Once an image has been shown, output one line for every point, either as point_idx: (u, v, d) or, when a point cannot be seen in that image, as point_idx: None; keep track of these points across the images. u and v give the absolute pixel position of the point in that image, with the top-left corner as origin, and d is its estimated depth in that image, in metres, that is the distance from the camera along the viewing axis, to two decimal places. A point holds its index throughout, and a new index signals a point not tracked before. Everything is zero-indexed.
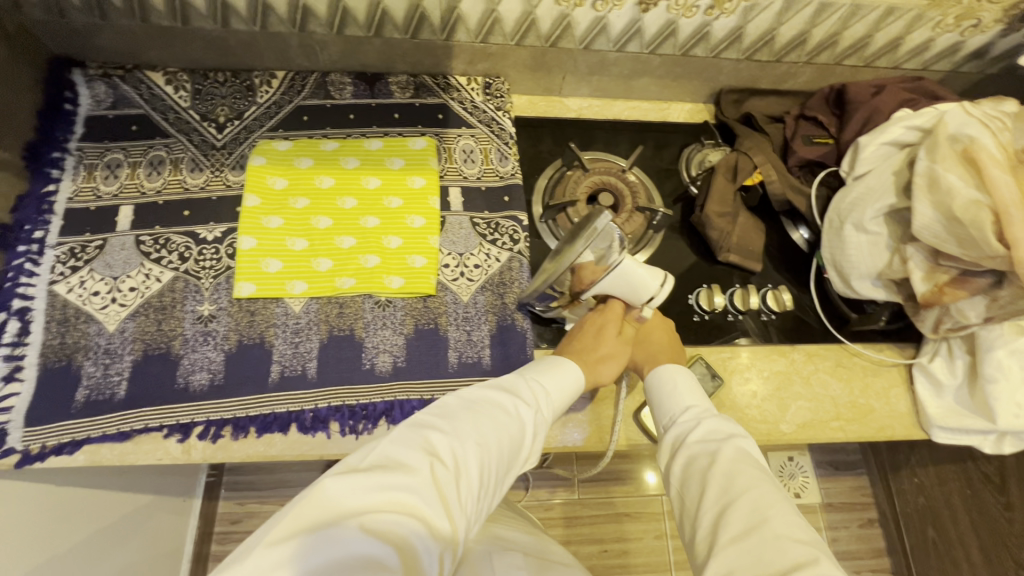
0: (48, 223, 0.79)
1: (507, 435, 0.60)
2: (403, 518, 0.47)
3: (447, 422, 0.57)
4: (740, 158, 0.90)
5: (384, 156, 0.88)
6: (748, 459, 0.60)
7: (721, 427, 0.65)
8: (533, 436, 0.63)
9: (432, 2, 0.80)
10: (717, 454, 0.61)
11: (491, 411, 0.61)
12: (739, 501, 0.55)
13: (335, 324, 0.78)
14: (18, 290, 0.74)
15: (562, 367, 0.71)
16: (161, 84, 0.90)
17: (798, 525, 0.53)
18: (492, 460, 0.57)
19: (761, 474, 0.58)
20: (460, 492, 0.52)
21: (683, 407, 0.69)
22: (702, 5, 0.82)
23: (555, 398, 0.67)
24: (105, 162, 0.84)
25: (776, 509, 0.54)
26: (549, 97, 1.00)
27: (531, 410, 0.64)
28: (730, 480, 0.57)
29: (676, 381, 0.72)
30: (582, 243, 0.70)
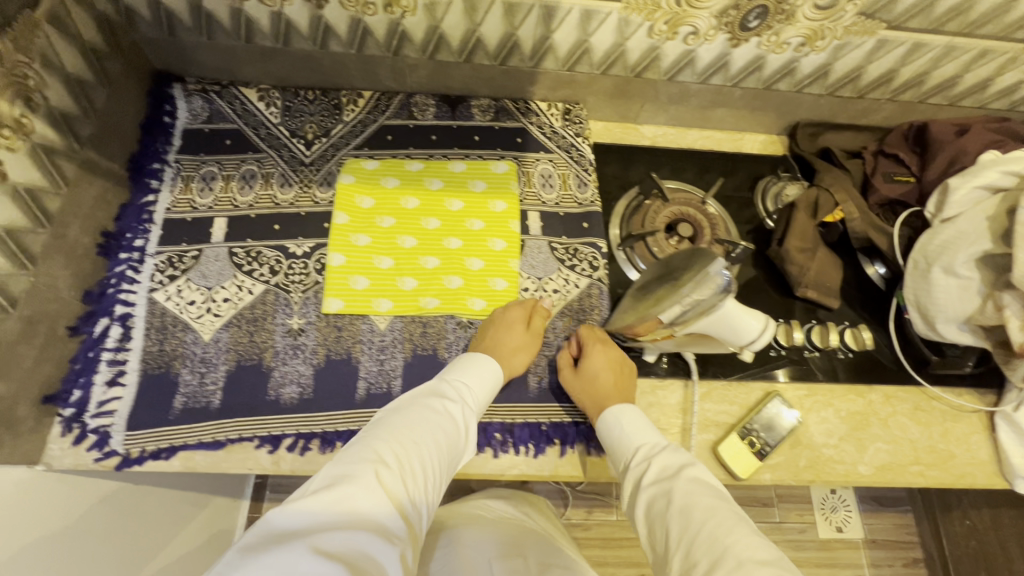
0: (148, 232, 0.82)
1: (442, 432, 0.63)
2: (355, 528, 0.48)
3: (381, 433, 0.59)
4: (821, 194, 0.89)
5: (466, 179, 0.89)
6: (703, 490, 0.60)
7: (673, 461, 0.65)
8: (466, 429, 0.67)
9: (527, 32, 0.81)
10: (670, 493, 0.61)
11: (422, 414, 0.64)
12: (699, 535, 0.55)
13: (419, 343, 0.79)
14: (120, 297, 0.78)
15: (478, 360, 0.74)
16: (254, 100, 0.93)
17: (756, 545, 0.52)
18: (432, 459, 0.60)
19: (718, 499, 0.59)
20: (403, 493, 0.55)
21: (632, 449, 0.68)
22: (795, 42, 0.82)
23: (479, 392, 0.71)
24: (200, 175, 0.87)
25: (737, 533, 0.54)
26: (624, 124, 1.02)
27: (459, 406, 0.68)
28: (689, 518, 0.57)
29: (621, 422, 0.70)
30: (688, 287, 0.60)
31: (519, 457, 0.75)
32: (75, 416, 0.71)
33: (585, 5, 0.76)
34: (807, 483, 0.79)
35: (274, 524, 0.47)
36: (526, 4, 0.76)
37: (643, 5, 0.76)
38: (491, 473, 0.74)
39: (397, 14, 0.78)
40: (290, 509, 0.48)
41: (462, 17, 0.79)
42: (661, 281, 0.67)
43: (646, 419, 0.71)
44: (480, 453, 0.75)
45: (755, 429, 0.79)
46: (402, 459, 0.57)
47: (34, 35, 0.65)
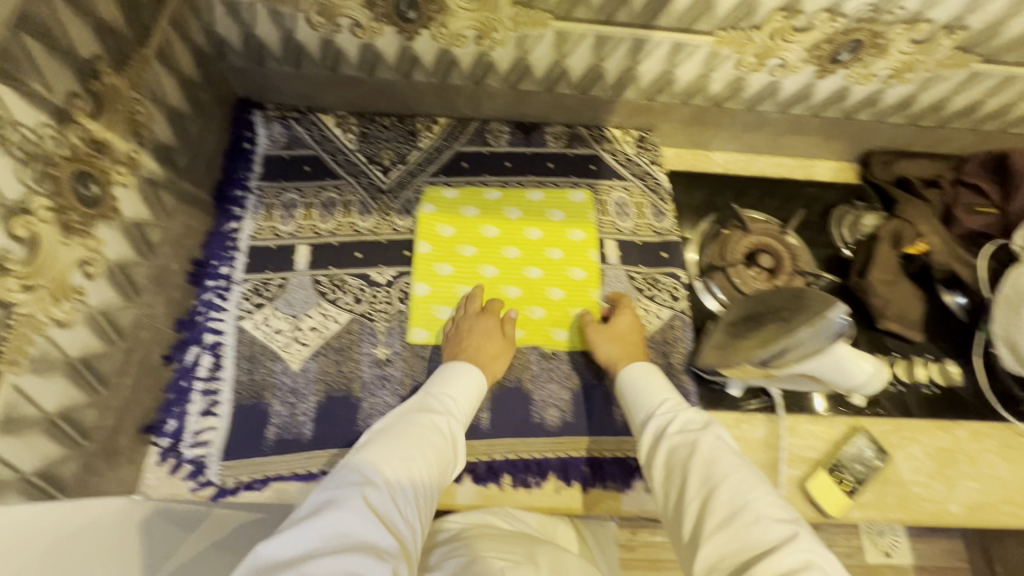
0: (233, 259, 0.83)
1: (429, 444, 0.61)
2: (345, 552, 0.46)
3: (365, 454, 0.57)
4: (902, 226, 0.88)
5: (544, 208, 0.89)
6: (727, 447, 0.60)
7: (697, 417, 0.65)
8: (455, 438, 0.66)
9: (614, 64, 0.81)
10: (697, 443, 0.60)
11: (411, 428, 0.62)
12: (724, 483, 0.56)
13: (505, 375, 0.80)
14: (210, 325, 0.78)
15: (461, 369, 0.72)
16: (331, 127, 0.93)
17: (777, 504, 0.54)
18: (422, 472, 0.58)
19: (740, 459, 0.59)
20: (395, 511, 0.53)
21: (658, 401, 0.69)
22: (883, 74, 0.81)
23: (463, 400, 0.70)
24: (282, 202, 0.88)
25: (760, 491, 0.55)
26: (695, 150, 1.01)
27: (445, 417, 0.66)
28: (712, 467, 0.57)
29: (644, 378, 0.72)
30: (802, 328, 0.61)
31: (608, 491, 0.75)
32: (172, 447, 0.72)
33: (677, 39, 0.76)
34: (896, 522, 0.78)
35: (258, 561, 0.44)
36: (618, 37, 0.76)
37: (736, 39, 0.76)
38: (580, 507, 0.74)
39: (487, 46, 0.79)
40: (274, 545, 0.46)
41: (551, 49, 0.79)
42: (768, 318, 0.67)
43: (666, 381, 0.72)
44: (569, 486, 0.75)
45: (842, 465, 0.79)
46: (389, 479, 0.55)
47: (145, 71, 0.66)
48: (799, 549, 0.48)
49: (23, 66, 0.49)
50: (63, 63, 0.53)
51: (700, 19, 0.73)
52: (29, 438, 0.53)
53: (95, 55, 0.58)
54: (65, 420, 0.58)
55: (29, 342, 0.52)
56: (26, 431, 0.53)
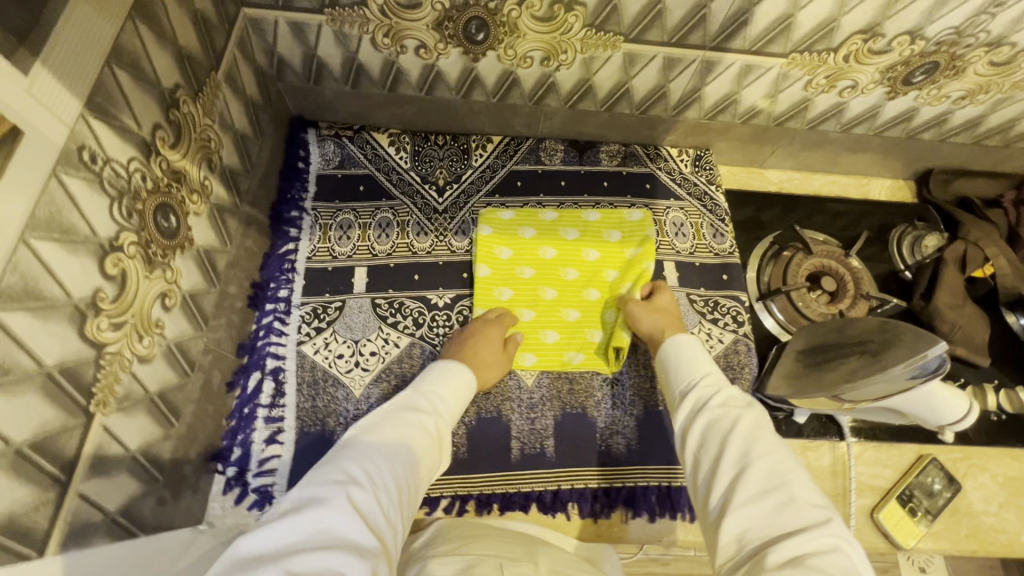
0: (291, 282, 0.82)
1: (414, 444, 0.57)
2: (327, 547, 0.42)
3: (348, 455, 0.53)
4: (969, 249, 0.86)
5: (600, 228, 0.88)
6: (771, 428, 0.55)
7: (741, 395, 0.59)
8: (441, 441, 0.62)
9: (679, 84, 0.80)
10: (739, 419, 0.55)
11: (397, 425, 0.59)
12: (764, 460, 0.50)
13: (569, 401, 0.78)
14: (271, 349, 0.77)
15: (451, 369, 0.69)
16: (385, 145, 0.91)
17: (815, 491, 0.48)
18: (407, 472, 0.54)
19: (781, 443, 0.53)
20: (381, 508, 0.49)
21: (700, 374, 0.64)
22: (955, 95, 0.80)
23: (448, 400, 0.66)
24: (337, 223, 0.86)
25: (797, 474, 0.50)
26: (749, 167, 1.00)
27: (433, 417, 0.63)
28: (749, 443, 0.52)
29: (688, 352, 0.68)
30: (898, 365, 0.59)
31: (677, 522, 0.73)
32: (237, 476, 0.70)
33: (748, 61, 0.74)
34: (968, 553, 0.76)
35: (237, 560, 0.41)
36: (688, 59, 0.74)
37: (810, 61, 0.74)
38: (649, 539, 0.73)
39: (552, 67, 0.77)
40: (255, 545, 0.42)
41: (617, 70, 0.78)
42: (851, 353, 0.66)
43: (709, 356, 0.67)
44: (637, 517, 0.73)
45: (914, 496, 0.77)
46: (374, 477, 0.51)
47: (215, 97, 0.65)
48: (828, 534, 0.43)
49: (116, 101, 0.48)
50: (149, 95, 0.52)
51: (776, 41, 0.71)
52: (115, 477, 0.52)
53: (176, 84, 0.57)
54: (145, 456, 0.57)
55: (118, 381, 0.51)
56: (113, 470, 0.52)
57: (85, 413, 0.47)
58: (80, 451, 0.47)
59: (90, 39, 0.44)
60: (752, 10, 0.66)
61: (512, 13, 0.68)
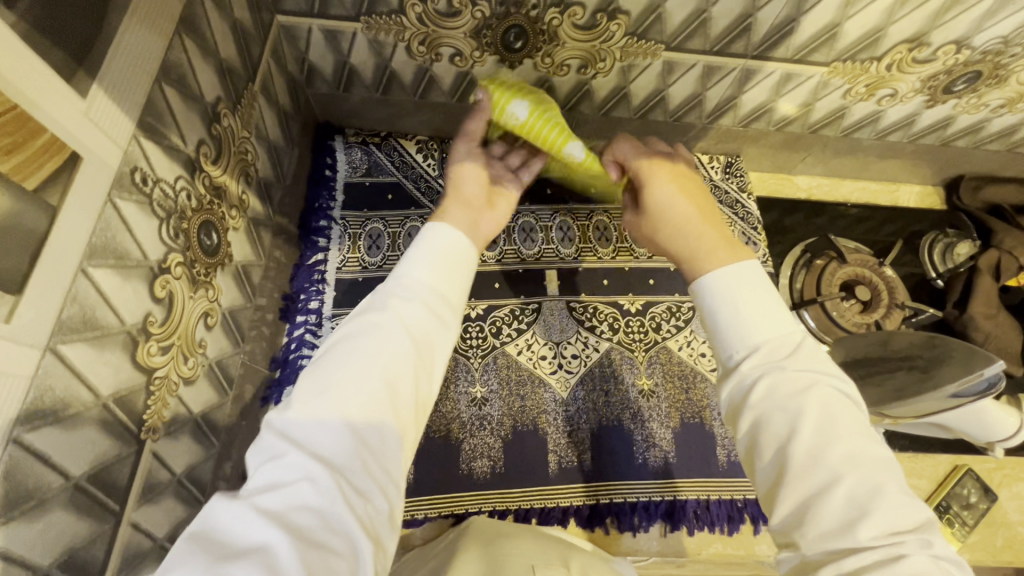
0: (321, 293, 0.79)
1: (382, 349, 0.41)
2: (281, 533, 0.31)
3: (319, 379, 0.39)
4: (1004, 257, 0.85)
5: (549, 104, 0.65)
6: (849, 416, 0.40)
7: (804, 363, 0.43)
8: (428, 330, 0.45)
9: (716, 92, 0.78)
10: (809, 418, 0.40)
11: (368, 333, 0.42)
12: (841, 475, 0.37)
13: (606, 414, 0.77)
14: (303, 363, 0.74)
15: (433, 251, 0.50)
16: (412, 152, 0.88)
17: (908, 510, 0.36)
18: (379, 386, 0.40)
19: (864, 439, 0.39)
20: (360, 459, 0.37)
21: (757, 335, 0.45)
22: (994, 104, 0.79)
23: (433, 284, 0.48)
24: (366, 232, 0.83)
25: (886, 494, 0.36)
26: (778, 174, 0.99)
27: (408, 306, 0.45)
28: (825, 446, 0.38)
29: (738, 293, 0.46)
30: (952, 385, 0.60)
31: (715, 536, 0.74)
32: None
33: (789, 70, 0.73)
34: (1004, 564, 0.75)
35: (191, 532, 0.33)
36: (728, 67, 0.73)
37: (851, 70, 0.73)
38: (690, 551, 0.73)
39: (589, 75, 0.76)
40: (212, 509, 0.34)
41: (655, 78, 0.76)
42: (898, 367, 0.66)
43: (772, 295, 0.46)
44: (675, 531, 0.73)
45: (952, 508, 0.75)
46: (328, 412, 0.38)
47: (251, 108, 0.64)
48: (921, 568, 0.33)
49: (165, 120, 0.47)
50: (194, 111, 0.51)
51: (819, 50, 0.70)
52: (161, 501, 0.52)
53: (217, 98, 0.55)
54: (189, 478, 0.56)
55: (166, 406, 0.50)
56: (159, 495, 0.51)
57: (137, 442, 0.46)
58: (132, 479, 0.46)
59: (143, 58, 0.42)
60: (799, 20, 0.65)
61: (553, 21, 0.67)
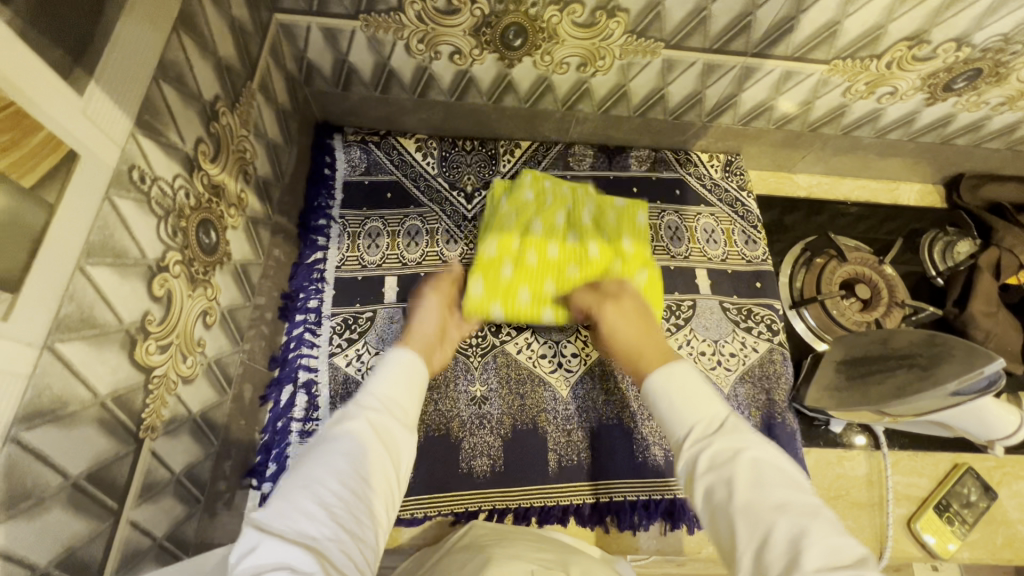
0: (320, 292, 0.79)
1: (359, 451, 0.48)
2: None
3: (300, 480, 0.44)
4: (1004, 255, 0.84)
5: (512, 286, 0.71)
6: (779, 475, 0.45)
7: (733, 434, 0.49)
8: (391, 438, 0.51)
9: (716, 90, 0.78)
10: (733, 481, 0.45)
11: (344, 440, 0.48)
12: (775, 523, 0.41)
13: (605, 412, 0.77)
14: (302, 361, 0.74)
15: (396, 366, 0.59)
16: (411, 150, 0.88)
17: (839, 543, 0.39)
18: (349, 483, 0.45)
19: (792, 491, 0.44)
20: (343, 548, 0.40)
21: (695, 417, 0.51)
22: (994, 102, 0.79)
23: (398, 396, 0.56)
24: (366, 231, 0.83)
25: (816, 533, 0.40)
26: (778, 172, 0.99)
27: (378, 412, 0.52)
28: (756, 505, 0.43)
29: (676, 386, 0.54)
30: (953, 382, 0.59)
31: None
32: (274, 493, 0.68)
33: (788, 68, 0.73)
34: (1004, 562, 0.75)
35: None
36: (728, 65, 0.73)
37: (851, 68, 0.73)
38: (688, 549, 0.73)
39: (589, 73, 0.76)
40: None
41: (654, 76, 0.76)
42: (897, 367, 0.67)
43: (706, 386, 0.54)
44: (675, 529, 0.73)
45: (952, 506, 0.75)
46: (304, 504, 0.41)
47: (250, 106, 0.64)
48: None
49: (163, 117, 0.46)
50: (192, 108, 0.51)
51: (819, 48, 0.69)
52: (160, 500, 0.51)
53: (216, 97, 0.55)
54: (188, 477, 0.56)
55: (164, 404, 0.50)
56: (158, 495, 0.51)
57: (135, 441, 0.46)
58: (130, 478, 0.46)
59: (141, 55, 0.42)
60: (798, 18, 0.65)
61: (552, 19, 0.67)
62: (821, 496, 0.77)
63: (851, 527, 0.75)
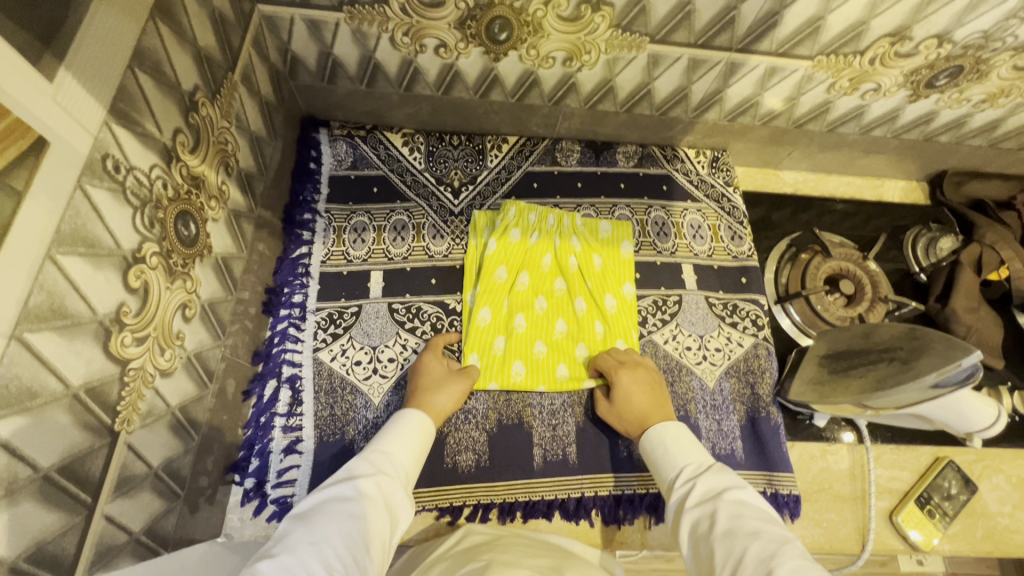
0: (305, 286, 0.78)
1: (365, 511, 0.49)
2: None
3: (304, 537, 0.45)
4: (984, 251, 0.86)
5: (506, 360, 0.76)
6: (758, 512, 0.50)
7: (719, 480, 0.55)
8: (394, 500, 0.53)
9: (702, 86, 0.79)
10: (716, 511, 0.50)
11: (350, 499, 0.50)
12: (748, 547, 0.45)
13: (592, 407, 0.77)
14: (286, 356, 0.74)
15: (400, 430, 0.61)
16: (398, 145, 0.88)
17: (805, 568, 0.43)
18: (353, 543, 0.46)
19: (767, 525, 0.48)
20: None
21: (685, 462, 0.59)
22: (975, 99, 0.80)
23: (401, 460, 0.58)
24: (351, 226, 0.83)
25: (785, 559, 0.44)
26: (765, 169, 1.00)
27: (383, 476, 0.54)
28: (733, 534, 0.47)
29: (670, 438, 0.62)
30: (932, 373, 0.60)
31: None
32: (256, 488, 0.67)
33: (773, 63, 0.73)
34: (983, 554, 0.75)
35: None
36: (713, 60, 0.73)
37: (835, 64, 0.73)
38: (671, 546, 0.73)
39: (575, 68, 0.76)
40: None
41: (641, 71, 0.76)
42: (880, 359, 0.67)
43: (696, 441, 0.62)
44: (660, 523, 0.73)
45: (933, 498, 0.76)
46: (307, 559, 0.42)
47: (232, 99, 0.63)
48: None
49: (139, 106, 0.46)
50: (169, 98, 0.50)
51: (803, 44, 0.70)
52: (137, 495, 0.51)
53: (195, 87, 0.55)
54: (166, 472, 0.56)
55: (141, 398, 0.49)
56: (135, 489, 0.50)
57: (110, 433, 0.45)
58: (104, 472, 0.45)
59: (114, 42, 0.42)
60: (781, 13, 0.65)
61: (538, 12, 0.66)
62: (804, 489, 0.77)
63: (834, 521, 0.75)
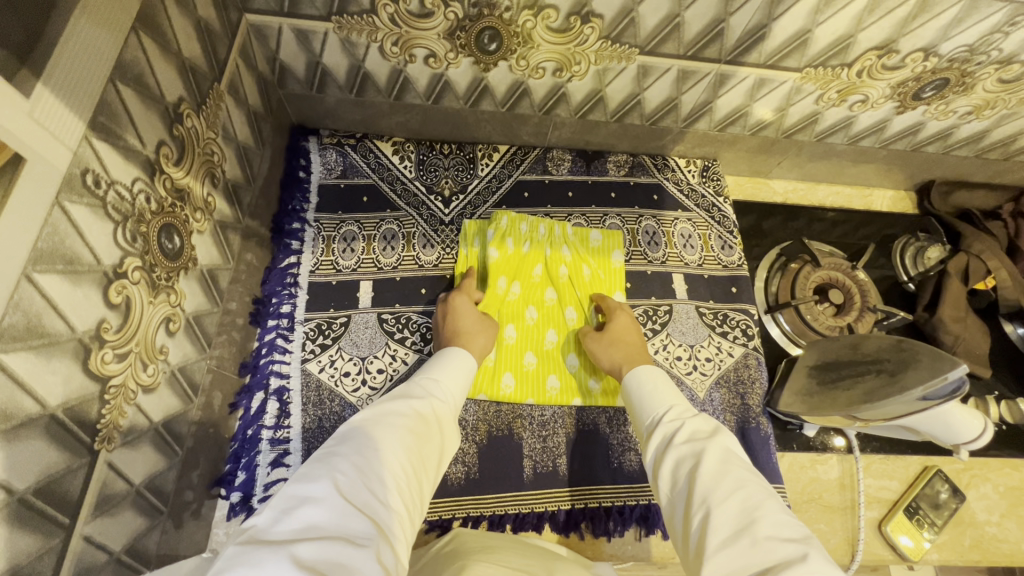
0: (294, 296, 0.77)
1: (418, 432, 0.51)
2: (344, 544, 0.37)
3: (367, 438, 0.47)
4: (972, 261, 0.86)
5: (496, 371, 0.76)
6: (741, 460, 0.50)
7: (707, 424, 0.54)
8: (442, 428, 0.55)
9: (691, 97, 0.79)
10: (703, 453, 0.50)
11: (406, 417, 0.52)
12: (731, 495, 0.45)
13: (581, 417, 0.77)
14: (273, 368, 0.73)
15: (445, 362, 0.64)
16: (388, 154, 0.87)
17: (786, 522, 0.43)
18: (407, 457, 0.48)
19: (750, 474, 0.48)
20: (397, 512, 0.43)
21: (669, 406, 0.59)
22: (961, 111, 0.81)
23: (448, 390, 0.61)
24: (341, 235, 0.82)
25: (768, 510, 0.44)
26: (755, 178, 1.00)
27: (432, 403, 0.57)
28: (718, 477, 0.47)
29: (652, 383, 0.63)
30: (918, 387, 0.61)
31: None
32: (242, 501, 0.66)
33: (762, 74, 0.73)
34: (972, 563, 0.76)
35: (228, 553, 0.36)
36: (702, 72, 0.74)
37: (823, 76, 0.74)
38: (662, 557, 0.72)
39: (564, 78, 0.76)
40: (249, 535, 0.37)
41: (630, 81, 0.76)
42: (867, 372, 0.68)
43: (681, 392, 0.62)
44: (649, 534, 0.73)
45: (921, 508, 0.76)
46: (371, 460, 0.45)
47: (218, 109, 0.63)
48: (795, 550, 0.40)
49: (120, 120, 0.45)
50: (153, 111, 0.50)
51: (791, 56, 0.70)
52: (118, 514, 0.50)
53: (180, 98, 0.54)
54: (148, 488, 0.55)
55: (123, 414, 0.48)
56: (115, 507, 0.50)
57: (89, 452, 0.44)
58: (84, 492, 0.44)
59: (94, 58, 0.41)
60: (770, 26, 0.65)
61: (527, 23, 0.66)
62: (793, 499, 0.77)
63: (823, 531, 0.76)
